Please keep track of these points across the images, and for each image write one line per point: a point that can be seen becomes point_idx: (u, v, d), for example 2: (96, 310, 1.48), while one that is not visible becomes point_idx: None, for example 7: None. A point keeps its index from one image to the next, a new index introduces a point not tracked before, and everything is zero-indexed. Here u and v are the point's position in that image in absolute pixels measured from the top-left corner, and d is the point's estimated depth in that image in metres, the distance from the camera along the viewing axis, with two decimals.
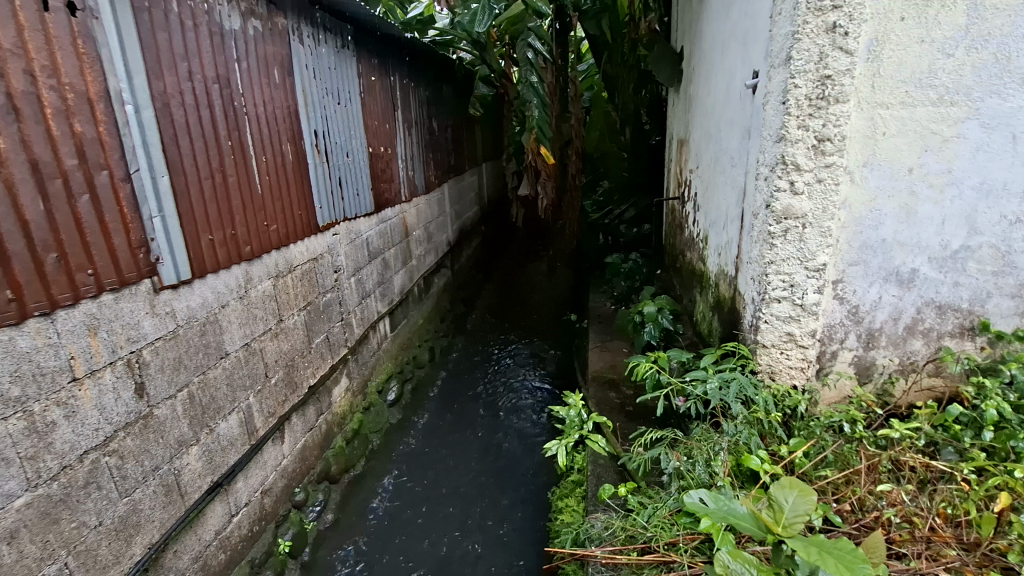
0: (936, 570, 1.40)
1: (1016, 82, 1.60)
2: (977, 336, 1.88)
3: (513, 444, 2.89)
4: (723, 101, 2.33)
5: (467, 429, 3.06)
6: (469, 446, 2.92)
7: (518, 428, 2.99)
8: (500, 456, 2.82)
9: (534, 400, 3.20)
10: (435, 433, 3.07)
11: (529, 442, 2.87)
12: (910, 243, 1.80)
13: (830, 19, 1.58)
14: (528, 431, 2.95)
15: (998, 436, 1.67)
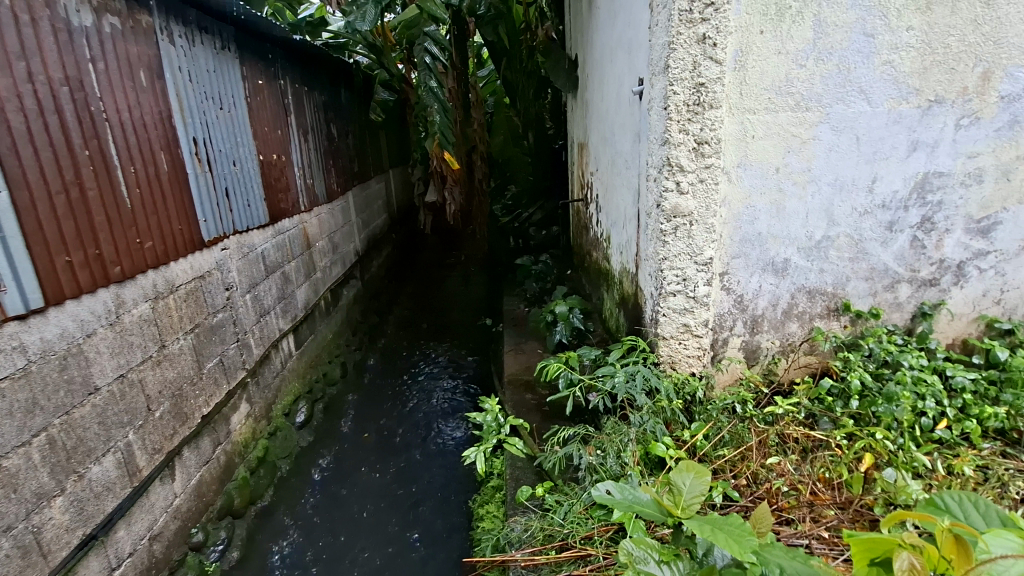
0: (818, 531, 1.55)
1: (857, 90, 1.81)
2: (841, 315, 2.11)
3: (432, 455, 2.82)
4: (615, 106, 2.43)
5: (384, 445, 2.96)
6: (386, 463, 2.82)
7: (437, 438, 2.94)
8: (419, 469, 2.74)
9: (453, 408, 3.16)
10: (350, 452, 2.93)
11: (449, 452, 2.82)
12: (782, 236, 1.98)
13: (700, 30, 1.71)
14: (446, 441, 2.90)
15: (862, 403, 1.90)
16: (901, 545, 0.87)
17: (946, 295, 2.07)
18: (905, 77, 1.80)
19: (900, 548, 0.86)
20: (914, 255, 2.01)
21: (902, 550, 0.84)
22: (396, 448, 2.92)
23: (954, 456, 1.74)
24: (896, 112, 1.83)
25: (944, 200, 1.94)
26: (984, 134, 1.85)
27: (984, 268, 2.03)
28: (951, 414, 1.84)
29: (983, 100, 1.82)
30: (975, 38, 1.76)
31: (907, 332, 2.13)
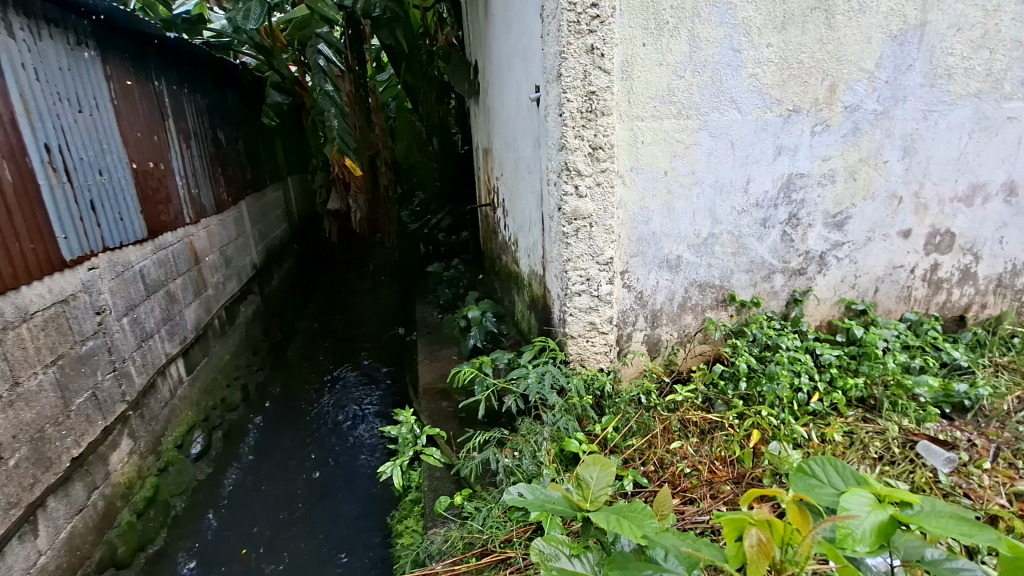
0: (718, 506, 1.67)
1: (729, 100, 1.98)
2: (728, 306, 2.29)
3: (348, 473, 2.70)
4: (515, 112, 2.48)
5: (294, 468, 2.78)
6: (297, 487, 2.66)
7: (352, 455, 2.82)
8: (334, 489, 2.62)
9: (367, 422, 3.05)
10: (256, 480, 2.73)
11: (365, 468, 2.71)
12: (673, 234, 2.12)
13: (588, 41, 1.78)
14: (362, 457, 2.79)
15: (750, 384, 2.09)
16: (753, 521, 0.98)
17: (812, 283, 2.32)
18: (768, 89, 1.99)
19: (751, 525, 0.96)
20: (785, 248, 2.24)
21: (752, 528, 0.95)
22: (307, 470, 2.76)
23: (826, 425, 1.97)
24: (762, 120, 2.03)
25: (806, 198, 2.17)
26: (834, 140, 2.11)
27: (841, 257, 2.31)
28: (821, 388, 2.08)
29: (831, 110, 2.06)
30: (823, 55, 1.98)
31: (783, 317, 2.37)
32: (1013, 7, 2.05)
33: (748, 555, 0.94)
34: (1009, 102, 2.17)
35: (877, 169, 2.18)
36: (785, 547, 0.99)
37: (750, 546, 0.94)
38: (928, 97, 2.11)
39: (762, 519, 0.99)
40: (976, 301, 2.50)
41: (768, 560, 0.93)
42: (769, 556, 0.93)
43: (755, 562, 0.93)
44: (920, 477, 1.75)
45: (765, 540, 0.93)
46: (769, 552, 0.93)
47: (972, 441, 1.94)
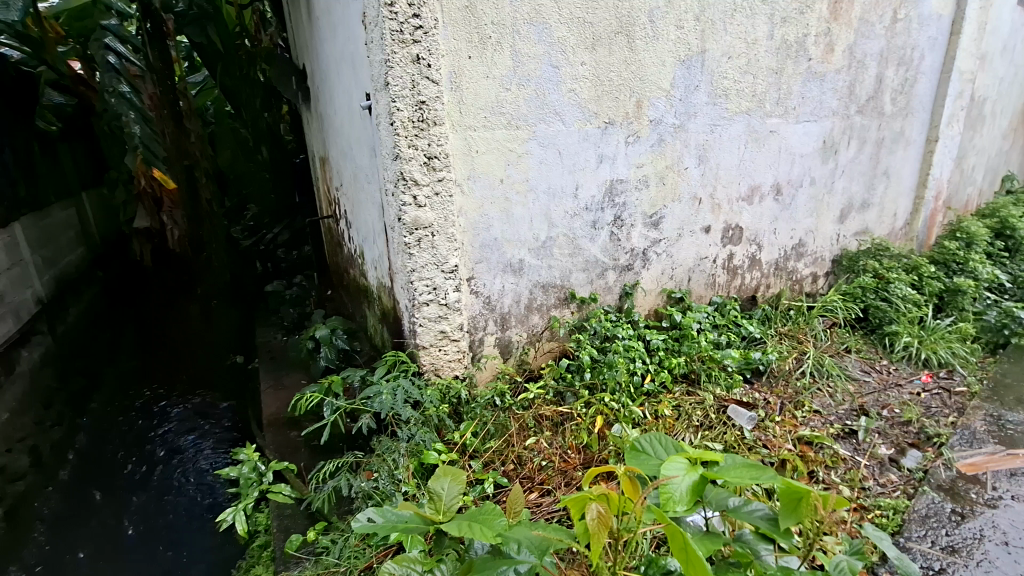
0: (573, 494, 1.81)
1: (552, 112, 2.12)
2: (570, 303, 2.45)
3: (177, 516, 2.30)
4: (348, 120, 2.39)
5: (103, 523, 2.31)
6: (113, 543, 2.21)
7: (183, 494, 2.43)
8: (161, 535, 2.22)
9: (201, 453, 2.65)
10: (54, 547, 2.21)
11: (200, 505, 2.33)
12: (514, 239, 2.21)
13: (413, 51, 1.78)
14: (195, 492, 2.40)
15: (593, 373, 2.26)
16: (591, 497, 1.05)
17: (639, 276, 2.59)
18: (586, 103, 2.18)
19: (591, 500, 1.03)
20: (614, 247, 2.46)
21: (591, 502, 1.01)
22: (127, 519, 2.30)
23: (658, 402, 2.24)
24: (584, 131, 2.21)
25: (627, 202, 2.42)
26: (644, 149, 2.38)
27: (659, 252, 2.61)
28: (652, 369, 2.34)
29: (639, 123, 2.32)
30: (627, 74, 2.22)
31: (618, 309, 2.60)
32: (766, 41, 2.51)
33: (589, 530, 1.01)
34: (770, 118, 2.66)
35: (680, 175, 2.51)
36: (619, 516, 1.10)
37: (591, 519, 1.00)
38: (712, 113, 2.49)
39: (600, 493, 1.08)
40: (762, 283, 3.01)
41: (607, 529, 1.00)
42: (608, 526, 1.00)
43: (596, 535, 0.99)
44: (731, 436, 2.08)
45: (604, 512, 1.00)
46: (608, 521, 1.00)
47: (767, 400, 2.38)
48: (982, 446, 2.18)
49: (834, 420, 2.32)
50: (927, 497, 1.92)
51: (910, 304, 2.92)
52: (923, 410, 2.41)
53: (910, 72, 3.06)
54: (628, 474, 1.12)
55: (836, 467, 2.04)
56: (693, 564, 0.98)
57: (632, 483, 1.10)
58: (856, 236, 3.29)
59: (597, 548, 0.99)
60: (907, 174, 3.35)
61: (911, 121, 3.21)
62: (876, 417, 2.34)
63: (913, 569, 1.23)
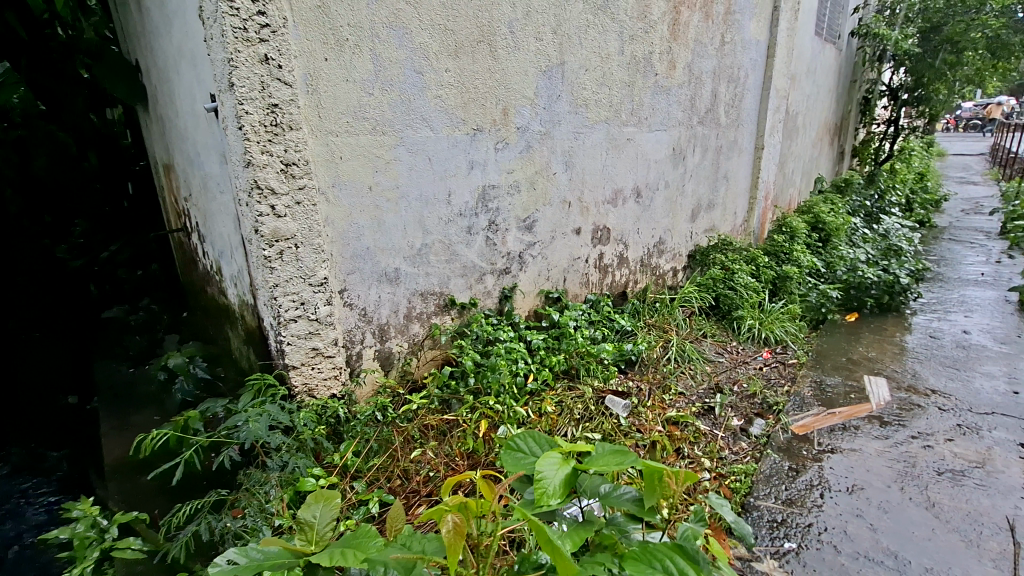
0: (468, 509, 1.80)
1: (418, 118, 2.09)
2: (450, 310, 2.44)
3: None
4: (192, 123, 2.15)
5: None
6: None
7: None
8: None
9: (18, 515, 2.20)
10: None
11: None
12: (387, 248, 2.15)
13: (260, 50, 1.66)
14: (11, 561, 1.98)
15: (477, 378, 2.27)
16: (447, 508, 1.07)
17: (516, 279, 2.66)
18: (452, 109, 2.19)
19: (446, 511, 1.05)
20: (490, 251, 2.50)
21: (446, 514, 1.03)
22: None
23: (541, 400, 2.32)
24: (452, 137, 2.21)
25: (500, 206, 2.47)
26: (513, 155, 2.44)
27: (534, 255, 2.70)
28: (534, 368, 2.41)
29: (507, 130, 2.38)
30: (492, 82, 2.27)
31: (498, 312, 2.65)
32: (618, 56, 2.71)
33: (446, 540, 1.03)
34: (626, 127, 2.88)
35: (549, 180, 2.62)
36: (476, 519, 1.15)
37: (446, 532, 1.02)
38: (575, 121, 2.63)
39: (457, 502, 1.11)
40: (630, 279, 3.25)
41: (462, 537, 1.02)
42: (462, 535, 1.02)
43: (451, 544, 1.01)
44: (608, 425, 2.23)
45: (459, 521, 1.02)
46: (462, 530, 1.03)
47: (640, 387, 2.57)
48: (810, 408, 2.56)
49: (696, 399, 2.57)
50: (771, 459, 2.21)
51: (751, 290, 3.34)
52: (765, 382, 2.77)
53: (738, 89, 3.50)
54: (484, 478, 1.19)
55: (699, 441, 2.26)
56: (554, 554, 1.01)
57: (489, 486, 1.16)
58: (705, 233, 3.68)
59: (454, 558, 1.01)
60: (742, 178, 3.83)
61: (742, 131, 3.68)
62: (729, 393, 2.63)
63: (746, 530, 1.35)
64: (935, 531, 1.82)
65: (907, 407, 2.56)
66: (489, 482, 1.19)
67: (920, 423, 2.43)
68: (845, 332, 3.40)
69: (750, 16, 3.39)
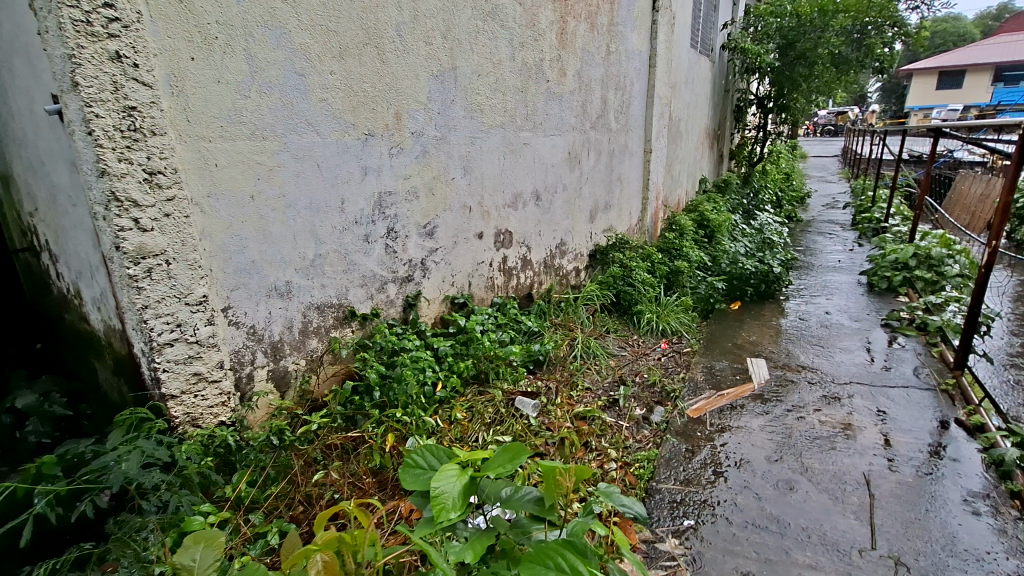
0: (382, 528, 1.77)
1: (303, 122, 1.99)
2: (351, 322, 2.35)
3: None
4: (32, 130, 1.89)
5: None
6: None
7: None
8: None
9: None
10: None
11: None
12: (275, 260, 2.01)
13: (110, 47, 1.49)
14: None
15: (382, 391, 2.19)
16: (319, 547, 1.13)
17: (420, 286, 2.61)
18: (340, 113, 2.10)
19: (315, 552, 1.11)
20: (390, 259, 2.43)
21: (314, 556, 1.09)
22: None
23: (450, 408, 2.30)
24: (341, 142, 2.12)
25: (398, 213, 2.41)
26: (408, 161, 2.40)
27: (437, 261, 2.67)
28: (443, 376, 2.37)
29: (400, 134, 2.34)
30: (381, 86, 2.21)
31: (403, 321, 2.58)
32: (509, 62, 2.76)
33: None
34: (522, 132, 2.94)
35: (448, 185, 2.61)
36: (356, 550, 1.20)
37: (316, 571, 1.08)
38: (470, 126, 2.64)
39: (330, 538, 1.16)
40: (535, 280, 3.32)
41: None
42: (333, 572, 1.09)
43: None
44: (518, 427, 2.26)
45: (328, 560, 1.09)
46: (331, 569, 1.09)
47: (548, 387, 2.63)
48: (702, 393, 2.76)
49: (602, 393, 2.68)
50: (670, 443, 2.35)
51: (647, 286, 3.54)
52: (663, 371, 2.95)
53: (625, 96, 3.71)
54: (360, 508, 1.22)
55: (605, 434, 2.35)
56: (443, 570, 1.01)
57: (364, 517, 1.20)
58: (604, 233, 3.85)
59: None
60: (634, 180, 4.06)
61: (631, 136, 3.90)
62: (632, 384, 2.77)
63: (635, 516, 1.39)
64: (808, 492, 2.03)
65: (783, 384, 2.85)
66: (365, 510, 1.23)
67: (794, 397, 2.71)
68: (731, 320, 3.72)
69: (632, 28, 3.60)
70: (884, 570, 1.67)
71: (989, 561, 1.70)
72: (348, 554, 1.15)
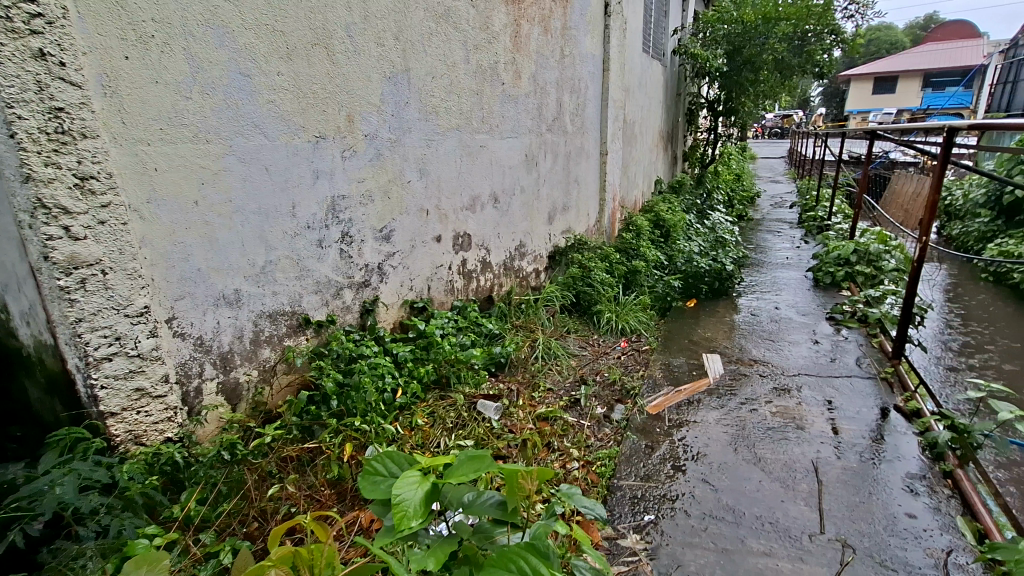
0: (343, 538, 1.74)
1: (249, 124, 1.92)
2: (305, 330, 2.28)
3: None
4: None
5: None
6: None
7: None
8: None
9: None
10: None
11: None
12: (223, 268, 1.93)
13: (34, 44, 1.40)
14: None
15: (340, 400, 2.14)
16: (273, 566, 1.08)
17: (377, 292, 2.56)
18: (289, 116, 2.04)
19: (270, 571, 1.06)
20: (345, 264, 2.38)
21: None
22: None
23: (411, 415, 2.27)
24: (291, 145, 2.06)
25: (353, 217, 2.36)
26: (362, 164, 2.35)
27: (395, 265, 2.62)
28: (403, 382, 2.34)
29: (353, 137, 2.29)
30: (331, 88, 2.17)
31: (361, 327, 2.53)
32: (463, 65, 2.76)
33: None
34: (478, 134, 2.94)
35: (403, 188, 2.57)
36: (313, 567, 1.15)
37: None
38: (425, 129, 2.62)
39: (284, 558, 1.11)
40: (495, 283, 3.32)
41: None
42: None
43: None
44: (480, 431, 2.25)
45: None
46: None
47: (510, 389, 2.64)
48: (661, 390, 2.82)
49: (563, 393, 2.70)
50: (630, 440, 2.39)
51: (606, 285, 3.59)
52: (623, 369, 3.00)
53: (580, 99, 3.76)
54: (316, 522, 1.18)
55: (567, 434, 2.37)
56: None
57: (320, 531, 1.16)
58: (563, 234, 3.89)
59: None
60: (591, 181, 4.12)
61: (587, 138, 3.95)
62: (592, 383, 2.81)
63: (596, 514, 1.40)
64: (761, 482, 2.10)
65: (737, 378, 2.94)
66: (322, 524, 1.19)
67: (747, 391, 2.80)
68: (687, 317, 3.82)
69: (585, 32, 3.66)
70: (832, 553, 1.75)
71: (927, 538, 1.80)
72: (305, 570, 1.11)
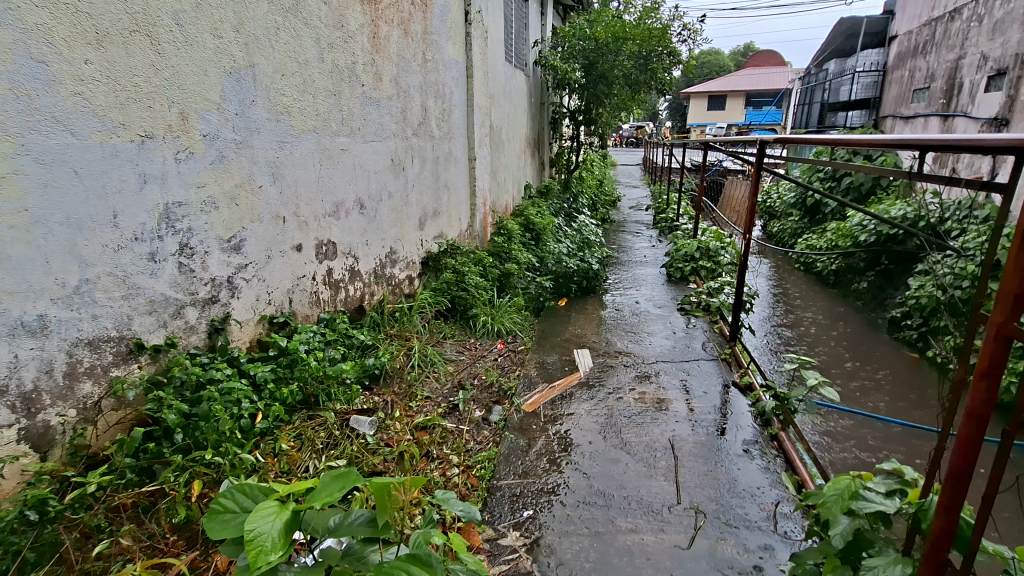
0: None
1: (48, 119, 1.62)
2: (138, 357, 1.97)
3: None
4: None
5: None
6: None
7: None
8: None
9: None
10: None
11: None
12: (20, 291, 1.59)
13: None
14: None
15: (186, 433, 1.89)
16: None
17: (228, 308, 2.31)
18: (102, 111, 1.76)
19: None
20: (186, 279, 2.12)
21: None
22: None
23: (275, 440, 2.11)
24: (107, 146, 1.78)
25: (192, 226, 2.11)
26: (202, 167, 2.12)
27: (248, 278, 2.40)
28: (263, 406, 2.14)
29: (188, 137, 2.05)
30: (157, 81, 1.91)
31: (209, 349, 2.26)
32: (317, 63, 2.61)
33: None
34: (338, 137, 2.80)
35: (254, 194, 2.36)
36: None
37: None
38: (276, 129, 2.44)
39: None
40: (366, 292, 3.18)
41: None
42: None
43: None
44: (352, 449, 2.16)
45: None
46: None
47: (385, 402, 2.56)
48: (536, 387, 2.92)
49: (441, 400, 2.68)
50: (508, 440, 2.44)
51: (480, 289, 3.63)
52: (499, 370, 3.07)
53: (445, 104, 3.76)
54: None
55: (445, 440, 2.36)
56: None
57: None
58: (434, 240, 3.86)
59: None
60: (461, 186, 4.15)
61: (455, 143, 3.97)
62: (470, 387, 2.83)
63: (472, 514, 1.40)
64: (629, 465, 2.26)
65: (604, 370, 3.15)
66: None
67: (612, 381, 3.01)
68: (558, 316, 4.02)
69: (446, 38, 3.68)
70: (688, 520, 1.94)
71: (759, 494, 2.08)
72: None
